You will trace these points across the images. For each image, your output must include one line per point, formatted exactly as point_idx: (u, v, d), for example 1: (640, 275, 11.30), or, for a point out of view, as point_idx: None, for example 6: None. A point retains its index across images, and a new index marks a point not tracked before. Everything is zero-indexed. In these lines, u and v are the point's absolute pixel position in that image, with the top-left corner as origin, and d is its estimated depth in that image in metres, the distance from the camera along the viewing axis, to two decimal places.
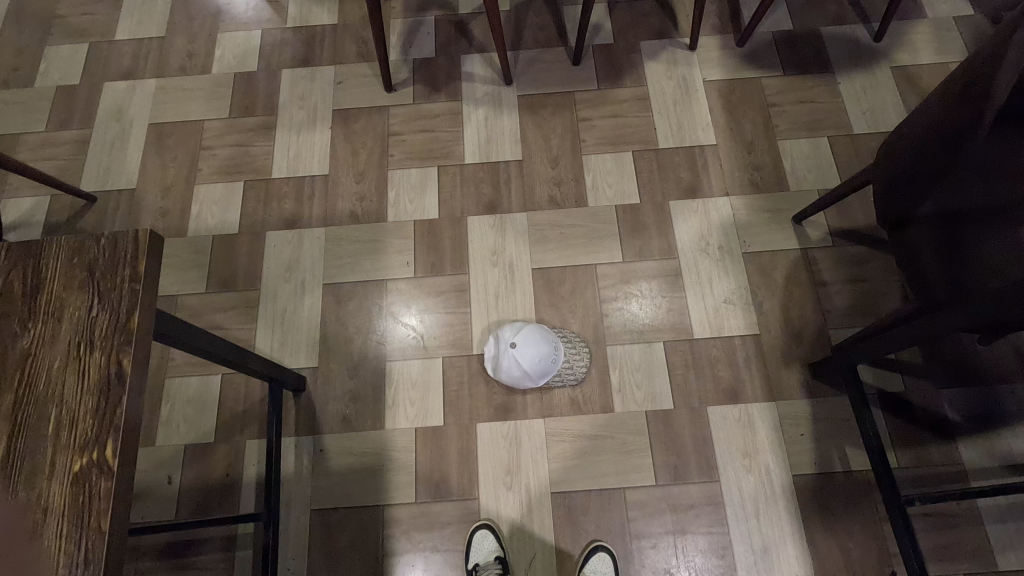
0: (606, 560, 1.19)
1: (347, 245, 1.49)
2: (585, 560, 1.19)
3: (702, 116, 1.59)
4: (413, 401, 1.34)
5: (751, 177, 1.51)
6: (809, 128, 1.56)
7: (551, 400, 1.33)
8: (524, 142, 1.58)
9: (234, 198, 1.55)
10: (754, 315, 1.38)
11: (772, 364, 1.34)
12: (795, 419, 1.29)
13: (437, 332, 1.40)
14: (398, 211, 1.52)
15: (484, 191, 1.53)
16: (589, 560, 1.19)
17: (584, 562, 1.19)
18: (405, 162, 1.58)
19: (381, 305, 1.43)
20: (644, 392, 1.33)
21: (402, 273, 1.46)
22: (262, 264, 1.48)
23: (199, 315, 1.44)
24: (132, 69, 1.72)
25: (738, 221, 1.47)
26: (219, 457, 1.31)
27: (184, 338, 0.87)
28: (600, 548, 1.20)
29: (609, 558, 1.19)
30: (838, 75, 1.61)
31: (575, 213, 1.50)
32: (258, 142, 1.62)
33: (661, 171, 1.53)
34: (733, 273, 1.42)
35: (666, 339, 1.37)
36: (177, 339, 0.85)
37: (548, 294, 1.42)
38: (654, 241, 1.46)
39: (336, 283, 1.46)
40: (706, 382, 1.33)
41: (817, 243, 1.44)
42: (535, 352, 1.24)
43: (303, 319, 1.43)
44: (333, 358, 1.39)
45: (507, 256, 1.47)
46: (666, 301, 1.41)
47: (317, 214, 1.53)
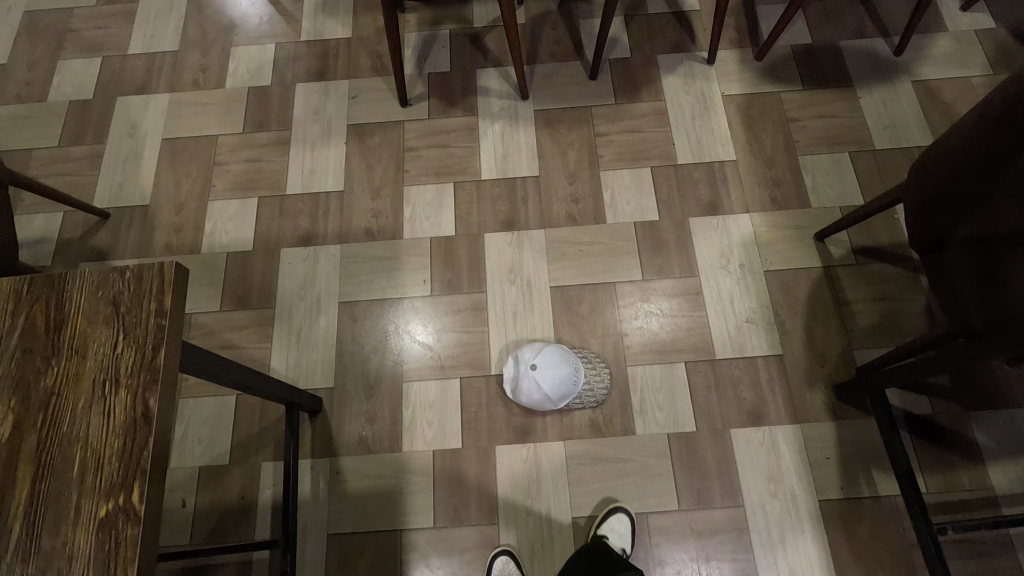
0: (623, 521, 1.20)
1: (363, 262, 1.48)
2: (603, 520, 1.21)
3: (721, 130, 1.57)
4: (430, 422, 1.32)
5: (772, 193, 1.49)
6: (829, 143, 1.54)
7: (572, 421, 1.31)
8: (541, 157, 1.57)
9: (248, 215, 1.54)
10: (776, 335, 1.36)
11: (796, 386, 1.31)
12: (821, 443, 1.27)
13: (454, 351, 1.38)
14: (414, 228, 1.51)
15: (501, 208, 1.52)
16: (606, 520, 1.21)
17: (602, 522, 1.21)
18: (421, 178, 1.56)
19: (397, 323, 1.42)
20: (665, 414, 1.30)
21: (419, 291, 1.44)
22: (277, 281, 1.46)
23: (213, 334, 1.42)
24: (145, 83, 1.71)
25: (758, 239, 1.45)
26: (234, 479, 1.29)
27: (199, 363, 0.85)
28: (620, 509, 1.22)
29: (627, 519, 1.21)
30: (859, 89, 1.59)
31: (593, 230, 1.48)
32: (272, 156, 1.60)
33: (680, 187, 1.51)
34: (755, 292, 1.40)
35: (687, 359, 1.35)
36: (193, 367, 0.84)
37: (567, 313, 1.40)
38: (674, 259, 1.44)
39: (352, 302, 1.44)
40: (729, 403, 1.31)
41: (839, 261, 1.41)
42: (555, 375, 1.23)
43: (318, 338, 1.41)
44: (349, 378, 1.37)
45: (524, 273, 1.45)
46: (686, 319, 1.38)
47: (332, 231, 1.51)
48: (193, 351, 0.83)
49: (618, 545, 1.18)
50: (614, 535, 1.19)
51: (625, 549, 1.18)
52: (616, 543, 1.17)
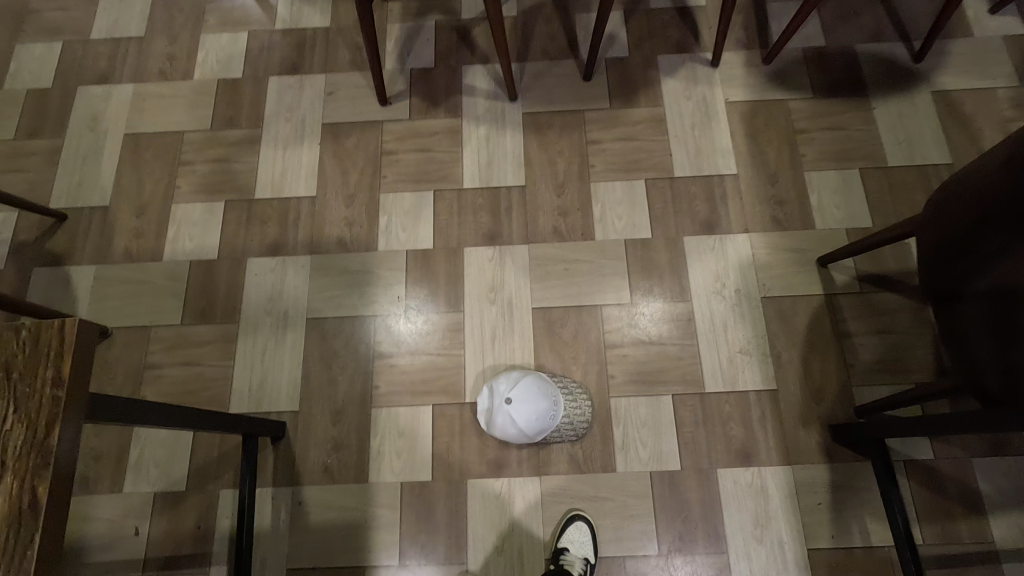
0: (583, 530, 1.16)
1: (334, 275, 1.39)
2: (561, 531, 1.16)
3: (722, 141, 1.46)
4: (399, 451, 1.25)
5: (773, 212, 1.39)
6: (838, 158, 1.43)
7: (549, 455, 1.23)
8: (528, 165, 1.46)
9: (213, 220, 1.44)
10: (770, 368, 1.27)
11: (789, 424, 1.23)
12: (813, 487, 1.19)
13: (427, 375, 1.30)
14: (389, 240, 1.41)
15: (483, 220, 1.42)
16: (566, 531, 1.17)
17: (560, 533, 1.17)
18: (399, 185, 1.46)
19: (369, 343, 1.33)
20: (649, 450, 1.23)
21: (392, 309, 1.36)
22: (242, 294, 1.38)
23: (173, 349, 1.34)
24: (108, 72, 1.60)
25: (757, 262, 1.35)
26: (191, 507, 1.22)
27: (155, 416, 0.79)
28: (578, 518, 1.17)
29: (586, 527, 1.17)
30: (873, 99, 1.48)
31: (580, 247, 1.38)
32: (241, 157, 1.50)
33: (675, 203, 1.41)
34: (750, 320, 1.31)
35: (675, 391, 1.27)
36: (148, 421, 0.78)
37: (548, 338, 1.31)
38: (665, 281, 1.35)
39: (321, 318, 1.35)
40: (717, 441, 1.23)
41: (843, 289, 1.32)
42: (530, 411, 1.14)
43: (284, 357, 1.33)
44: (315, 401, 1.29)
45: (505, 292, 1.36)
46: (675, 348, 1.30)
47: (302, 241, 1.42)
48: (146, 405, 0.77)
49: (580, 556, 1.14)
50: (574, 546, 1.14)
51: (587, 559, 1.14)
52: (577, 554, 1.13)
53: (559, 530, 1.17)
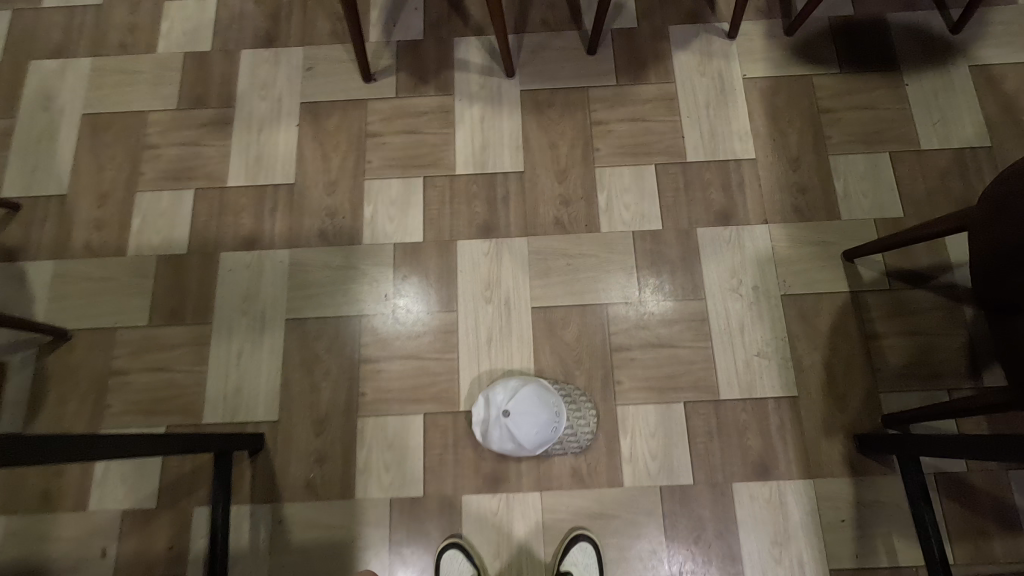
0: (587, 551, 1.08)
1: (315, 271, 1.27)
2: (564, 552, 1.08)
3: (739, 122, 1.33)
4: (387, 465, 1.15)
5: (795, 201, 1.27)
6: (867, 141, 1.30)
7: (550, 469, 1.14)
8: (527, 149, 1.33)
9: (182, 210, 1.32)
10: (791, 372, 1.17)
11: (811, 434, 1.13)
12: (836, 502, 1.10)
13: (418, 380, 1.20)
14: (375, 232, 1.29)
15: (478, 210, 1.30)
16: (569, 552, 1.08)
17: (564, 554, 1.08)
18: (385, 171, 1.33)
19: (353, 346, 1.22)
20: (658, 463, 1.13)
21: (379, 309, 1.24)
22: (215, 292, 1.26)
23: (140, 353, 1.23)
24: (63, 45, 1.45)
25: (777, 256, 1.24)
26: (162, 526, 1.13)
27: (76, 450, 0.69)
28: (582, 538, 1.09)
29: (590, 548, 1.08)
30: (906, 74, 1.34)
31: (584, 240, 1.27)
32: (211, 140, 1.37)
33: (688, 190, 1.29)
34: (769, 321, 1.20)
35: (687, 398, 1.16)
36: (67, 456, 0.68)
37: (549, 340, 1.21)
38: (677, 277, 1.24)
39: (300, 319, 1.24)
40: (733, 453, 1.13)
41: (870, 286, 1.21)
42: (530, 424, 1.05)
43: (261, 362, 1.22)
44: (296, 411, 1.19)
45: (501, 290, 1.24)
46: (687, 350, 1.19)
47: (280, 233, 1.30)
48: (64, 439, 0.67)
49: None
50: (578, 569, 1.06)
51: None
52: None
53: (562, 551, 1.08)
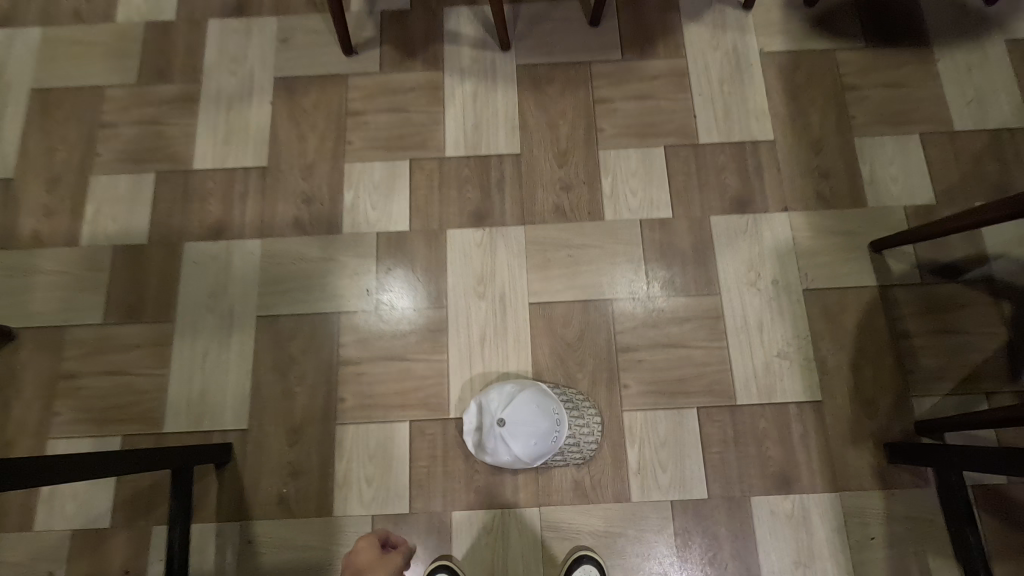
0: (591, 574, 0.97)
1: (290, 264, 1.15)
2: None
3: (756, 100, 1.22)
4: (369, 478, 1.04)
5: (818, 186, 1.16)
6: (895, 121, 1.19)
7: (550, 482, 1.03)
8: (523, 129, 1.21)
9: (141, 196, 1.19)
10: (814, 375, 1.07)
11: (837, 443, 1.03)
12: (865, 518, 1.00)
13: (403, 384, 1.08)
14: (356, 220, 1.17)
15: (470, 196, 1.18)
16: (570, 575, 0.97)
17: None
18: (367, 153, 1.21)
19: (332, 346, 1.10)
20: (669, 475, 1.03)
21: (361, 305, 1.12)
22: (178, 287, 1.14)
23: (93, 355, 1.10)
24: (10, 13, 1.31)
25: (798, 247, 1.13)
26: (116, 548, 1.01)
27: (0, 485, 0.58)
28: (586, 560, 0.97)
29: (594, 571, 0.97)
30: (937, 49, 1.23)
31: (586, 229, 1.15)
32: (174, 118, 1.24)
33: (701, 175, 1.18)
34: (789, 318, 1.09)
35: (700, 404, 1.06)
36: None
37: (549, 340, 1.09)
38: (689, 270, 1.13)
39: (273, 317, 1.12)
40: (751, 465, 1.03)
41: (901, 279, 1.10)
42: (528, 436, 0.92)
43: (229, 364, 1.10)
44: (267, 418, 1.07)
45: (496, 285, 1.13)
46: (701, 350, 1.08)
47: (251, 222, 1.17)
48: None
49: None
50: None
51: None
52: None
53: (563, 574, 0.98)
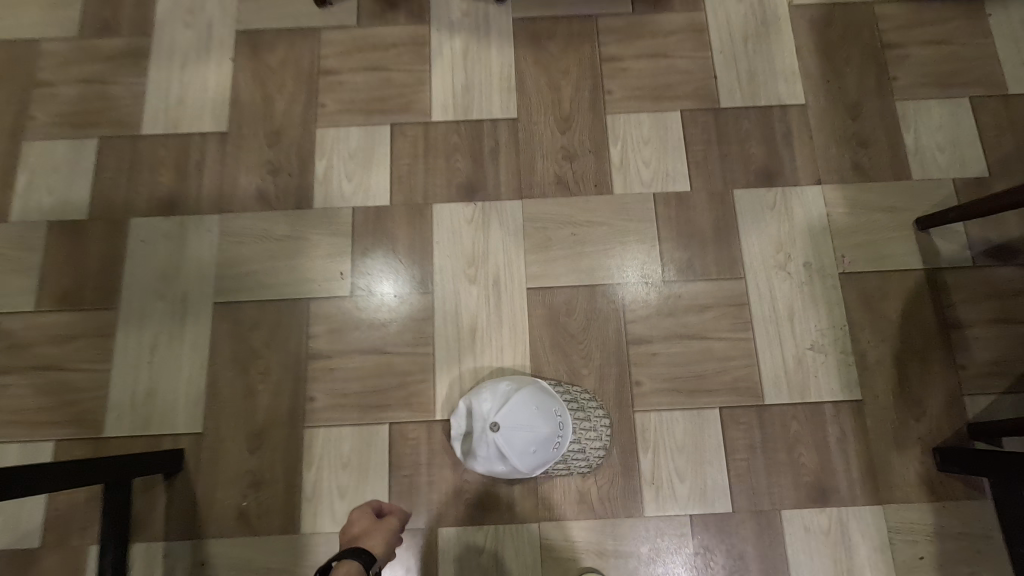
0: None
1: (253, 242, 1.00)
2: None
3: (785, 59, 1.07)
4: (343, 490, 0.90)
5: (855, 156, 1.02)
6: (941, 83, 1.05)
7: (551, 494, 0.89)
8: (521, 91, 1.07)
9: (82, 164, 1.03)
10: (852, 370, 0.93)
11: (879, 449, 0.90)
12: (911, 535, 0.87)
13: (382, 381, 0.94)
14: (329, 194, 1.02)
15: (459, 166, 1.03)
16: None
17: None
18: (343, 117, 1.06)
19: (300, 338, 0.96)
20: (688, 486, 0.89)
21: (334, 290, 0.98)
22: (122, 268, 0.99)
23: (23, 346, 0.95)
24: None
25: (833, 225, 0.99)
26: (47, 571, 0.87)
27: None
28: None
29: None
30: (987, 3, 1.09)
31: (593, 204, 1.01)
32: (121, 77, 1.08)
33: (722, 143, 1.03)
34: (824, 306, 0.96)
35: (723, 403, 0.92)
36: None
37: (550, 330, 0.95)
38: (709, 250, 0.99)
39: (233, 304, 0.97)
40: (781, 474, 0.90)
41: (950, 262, 0.97)
42: (526, 442, 0.78)
43: (181, 358, 0.95)
44: (225, 421, 0.92)
45: (489, 267, 0.98)
46: (723, 342, 0.95)
47: (207, 194, 1.02)
48: None
49: None
50: None
51: None
52: None
53: None
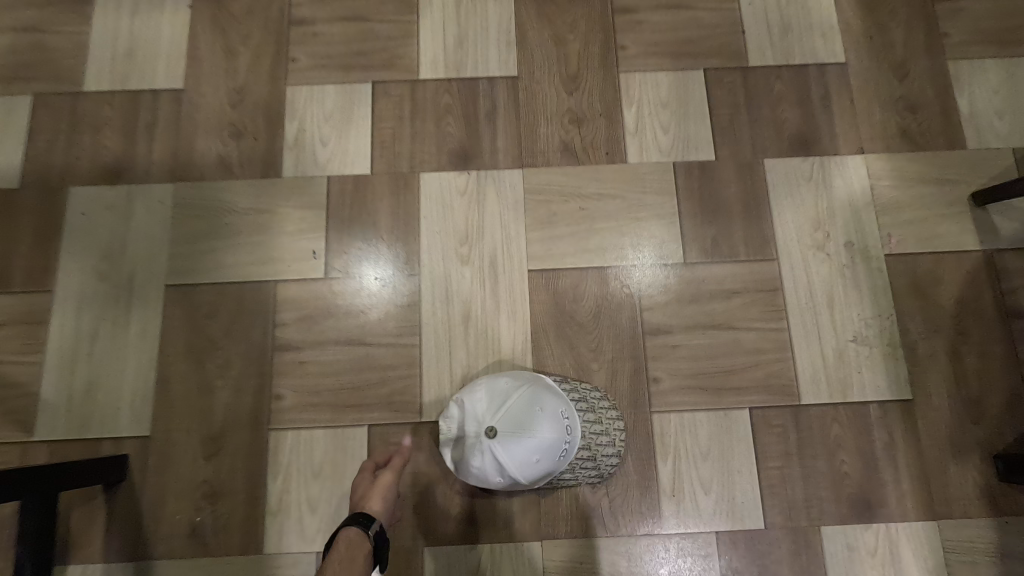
0: None
1: (213, 216, 0.87)
2: None
3: (821, 12, 0.94)
4: (314, 503, 0.77)
5: (903, 122, 0.90)
6: (999, 41, 0.93)
7: (556, 508, 0.77)
8: (521, 45, 0.93)
9: (13, 125, 0.89)
10: (900, 366, 0.81)
11: (932, 456, 0.78)
12: (970, 555, 0.76)
13: (361, 376, 0.81)
14: (301, 161, 0.89)
15: (451, 130, 0.90)
16: None
17: None
18: (317, 74, 0.92)
19: (266, 326, 0.83)
20: (714, 498, 0.77)
21: (305, 271, 0.85)
22: (60, 245, 0.85)
23: None
24: None
25: (878, 200, 0.87)
26: None
27: None
28: None
29: None
30: None
31: (604, 174, 0.88)
32: (61, 25, 0.94)
33: (751, 106, 0.91)
34: (869, 292, 0.84)
35: (753, 403, 0.80)
36: None
37: (555, 318, 0.83)
38: (737, 227, 0.86)
39: (188, 286, 0.84)
40: (821, 485, 0.78)
41: (1012, 242, 0.85)
42: (528, 451, 0.65)
43: (126, 349, 0.82)
44: (177, 422, 0.79)
45: (484, 246, 0.85)
46: (754, 333, 0.82)
47: (159, 161, 0.89)
48: None
49: None
50: None
51: None
52: None
53: None
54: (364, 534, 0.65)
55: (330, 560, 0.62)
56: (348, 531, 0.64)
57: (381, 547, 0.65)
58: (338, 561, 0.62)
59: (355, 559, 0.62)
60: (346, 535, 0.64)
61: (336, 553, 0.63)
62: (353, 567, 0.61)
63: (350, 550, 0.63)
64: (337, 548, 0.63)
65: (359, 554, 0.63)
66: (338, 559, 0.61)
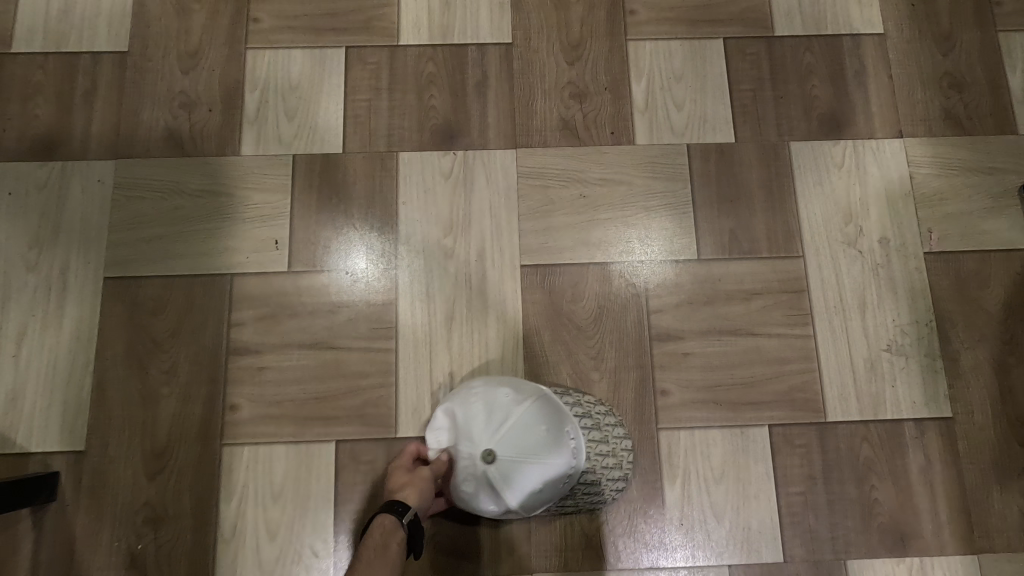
0: None
1: (160, 198, 0.76)
2: None
3: None
4: (273, 528, 0.68)
5: (947, 103, 0.79)
6: None
7: (548, 536, 0.68)
8: (517, 7, 0.82)
9: None
10: (940, 378, 0.72)
11: (973, 482, 0.69)
12: None
13: (328, 384, 0.71)
14: (263, 136, 0.78)
15: (434, 104, 0.79)
16: None
17: None
18: (282, 37, 0.81)
19: (220, 325, 0.72)
20: (728, 527, 0.68)
21: (266, 263, 0.74)
22: None
23: None
24: None
25: (918, 191, 0.77)
26: None
27: None
28: None
29: None
30: None
31: (609, 156, 0.78)
32: None
33: (777, 81, 0.80)
34: (906, 294, 0.74)
35: (774, 419, 0.71)
36: None
37: (550, 321, 0.73)
38: (758, 219, 0.76)
39: (129, 278, 0.73)
40: (847, 513, 0.69)
41: None
42: (527, 479, 0.56)
43: (58, 349, 0.71)
44: (116, 434, 0.69)
45: (471, 237, 0.75)
46: (775, 339, 0.73)
47: (99, 134, 0.77)
48: None
49: None
50: None
51: None
52: None
53: None
54: (399, 523, 0.59)
55: (363, 549, 0.58)
56: (383, 519, 0.59)
57: (416, 536, 0.60)
58: (371, 550, 0.58)
59: (388, 549, 0.58)
60: (381, 522, 0.59)
61: (371, 540, 0.59)
62: (386, 561, 0.57)
63: (383, 539, 0.58)
64: (372, 534, 0.59)
65: (392, 544, 0.58)
66: (372, 551, 0.57)
